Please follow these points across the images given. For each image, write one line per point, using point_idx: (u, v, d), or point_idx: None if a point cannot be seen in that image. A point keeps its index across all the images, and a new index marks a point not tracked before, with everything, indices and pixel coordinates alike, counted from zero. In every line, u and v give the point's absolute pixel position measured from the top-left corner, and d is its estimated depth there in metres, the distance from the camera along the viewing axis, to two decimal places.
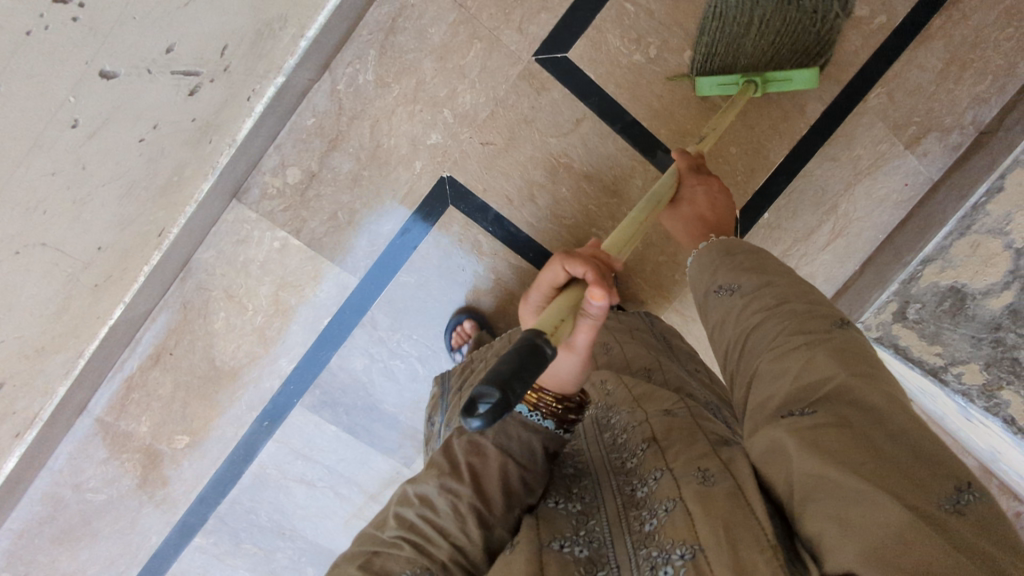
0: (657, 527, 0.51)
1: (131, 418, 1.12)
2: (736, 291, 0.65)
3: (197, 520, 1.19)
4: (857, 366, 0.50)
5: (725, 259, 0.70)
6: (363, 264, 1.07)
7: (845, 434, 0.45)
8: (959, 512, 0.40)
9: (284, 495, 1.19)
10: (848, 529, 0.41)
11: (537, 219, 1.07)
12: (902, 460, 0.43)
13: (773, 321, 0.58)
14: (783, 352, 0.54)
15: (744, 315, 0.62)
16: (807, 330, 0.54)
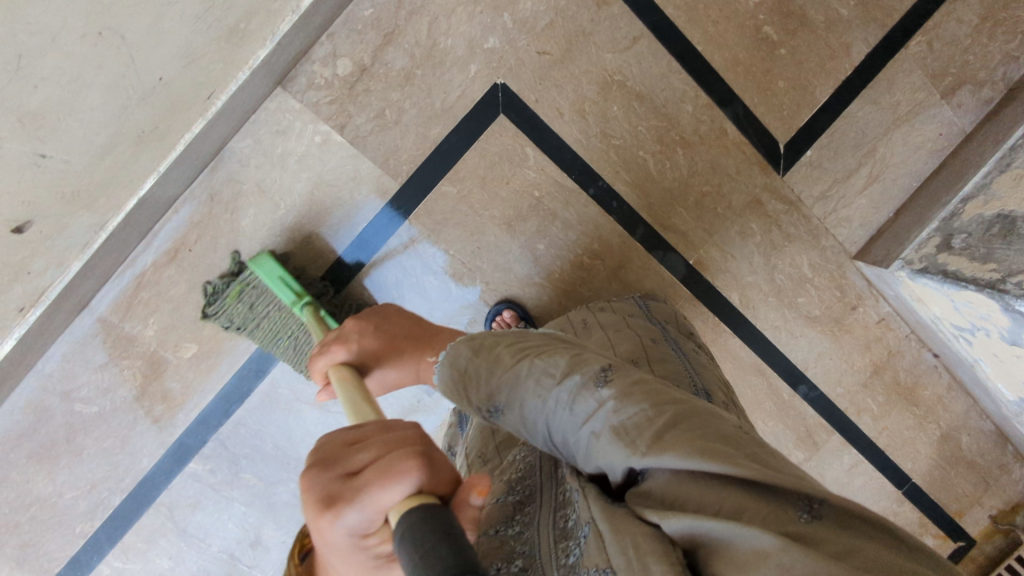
0: (573, 522, 0.52)
1: (137, 320, 1.02)
2: (506, 403, 0.57)
3: (195, 443, 1.10)
4: (664, 424, 0.46)
5: (469, 361, 0.62)
6: (406, 168, 1.03)
7: (698, 476, 0.43)
8: (816, 517, 0.39)
9: (294, 421, 1.12)
10: (736, 574, 0.38)
11: (585, 136, 1.06)
12: (739, 485, 0.42)
13: (542, 395, 0.54)
14: (608, 443, 0.48)
15: (531, 410, 0.55)
16: (587, 412, 0.50)
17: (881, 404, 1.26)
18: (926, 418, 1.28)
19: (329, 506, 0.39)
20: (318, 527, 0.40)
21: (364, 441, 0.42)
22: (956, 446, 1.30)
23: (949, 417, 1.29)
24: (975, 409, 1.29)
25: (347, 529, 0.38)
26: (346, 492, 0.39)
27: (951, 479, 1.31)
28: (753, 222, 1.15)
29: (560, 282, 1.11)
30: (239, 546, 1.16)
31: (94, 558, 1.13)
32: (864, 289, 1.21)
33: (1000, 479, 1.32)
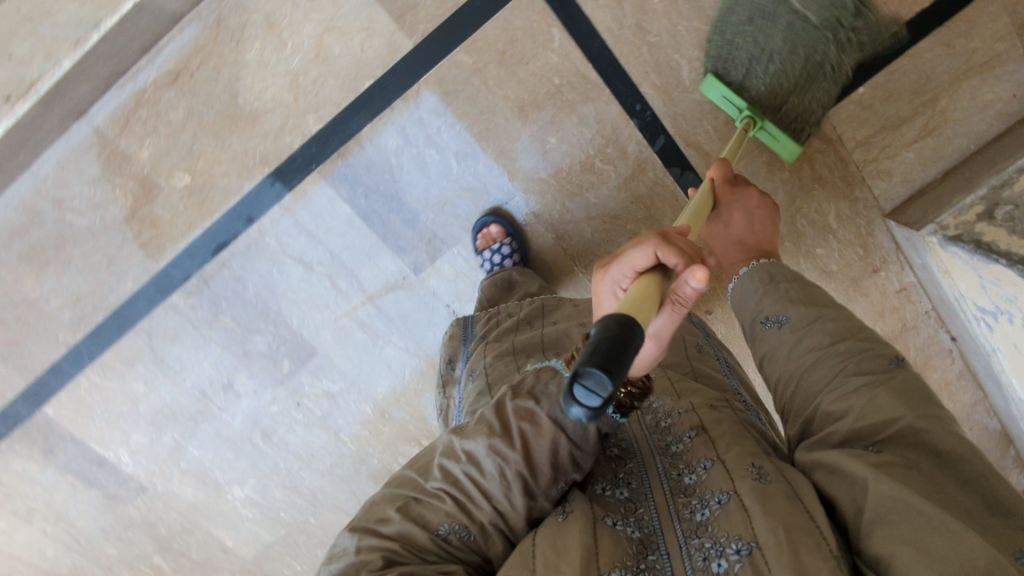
0: (710, 518, 0.59)
1: (132, 139, 1.04)
2: (787, 323, 0.72)
3: (178, 276, 1.11)
4: (925, 405, 0.59)
5: (769, 288, 0.76)
6: (421, 27, 1.00)
7: (912, 474, 0.54)
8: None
9: (278, 273, 1.11)
10: (927, 559, 0.50)
11: (619, 25, 1.01)
12: (966, 502, 0.53)
13: (834, 355, 0.66)
14: (843, 392, 0.63)
15: (799, 348, 0.69)
16: (867, 370, 0.63)
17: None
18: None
19: (607, 264, 0.54)
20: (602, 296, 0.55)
21: (633, 231, 0.55)
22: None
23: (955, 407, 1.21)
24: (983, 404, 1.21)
25: (623, 284, 0.53)
26: (620, 255, 0.54)
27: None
28: (786, 155, 1.10)
29: (564, 179, 1.07)
30: (211, 386, 1.18)
31: (75, 370, 1.16)
32: (891, 251, 1.13)
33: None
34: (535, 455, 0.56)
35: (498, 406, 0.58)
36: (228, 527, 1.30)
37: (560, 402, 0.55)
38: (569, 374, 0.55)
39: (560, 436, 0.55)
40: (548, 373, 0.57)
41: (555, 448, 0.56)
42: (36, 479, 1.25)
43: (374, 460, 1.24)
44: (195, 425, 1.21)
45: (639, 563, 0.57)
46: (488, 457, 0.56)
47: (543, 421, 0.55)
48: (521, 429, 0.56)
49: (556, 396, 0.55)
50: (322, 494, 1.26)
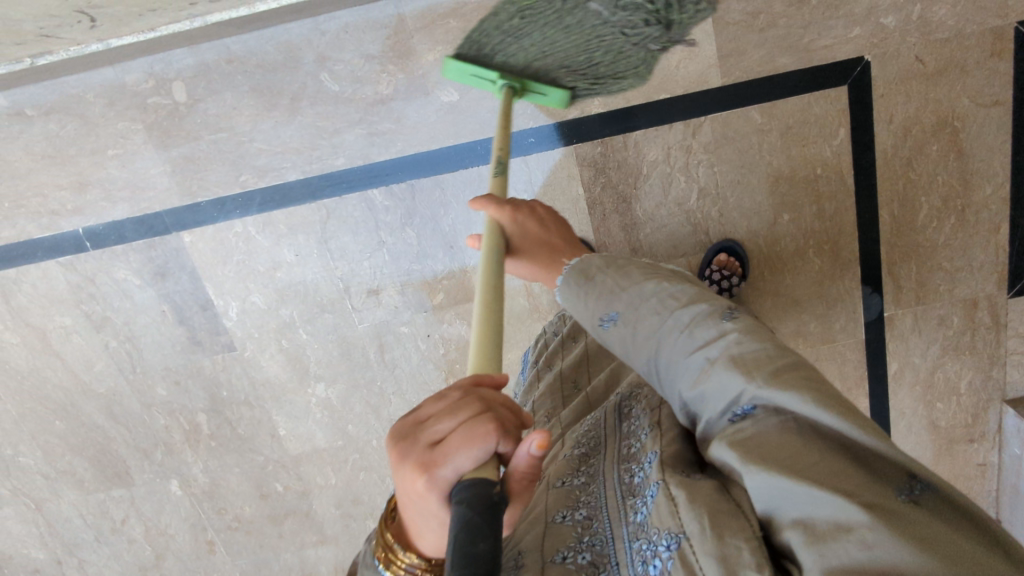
0: (646, 516, 0.54)
1: (428, 38, 1.00)
2: (618, 317, 0.63)
3: (388, 175, 1.08)
4: (773, 365, 0.50)
5: (586, 282, 0.65)
6: (739, 74, 1.03)
7: (805, 441, 0.46)
8: (914, 503, 0.42)
9: (485, 216, 1.10)
10: (822, 556, 0.41)
11: (893, 151, 1.07)
12: (844, 466, 0.44)
13: (672, 331, 0.58)
14: (694, 376, 0.55)
15: (641, 338, 0.61)
16: (706, 342, 0.55)
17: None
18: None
19: (424, 466, 0.46)
20: (418, 496, 0.46)
21: (435, 408, 0.49)
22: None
23: None
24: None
25: (452, 479, 0.45)
26: (438, 455, 0.45)
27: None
28: (957, 316, 1.17)
29: (774, 252, 1.13)
30: (357, 287, 1.15)
31: (237, 213, 1.11)
32: (992, 430, 1.25)
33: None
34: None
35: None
36: (288, 418, 1.26)
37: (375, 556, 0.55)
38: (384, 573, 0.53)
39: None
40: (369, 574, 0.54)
41: None
42: (130, 294, 1.17)
43: None
44: (318, 313, 1.18)
45: None
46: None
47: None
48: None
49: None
50: None
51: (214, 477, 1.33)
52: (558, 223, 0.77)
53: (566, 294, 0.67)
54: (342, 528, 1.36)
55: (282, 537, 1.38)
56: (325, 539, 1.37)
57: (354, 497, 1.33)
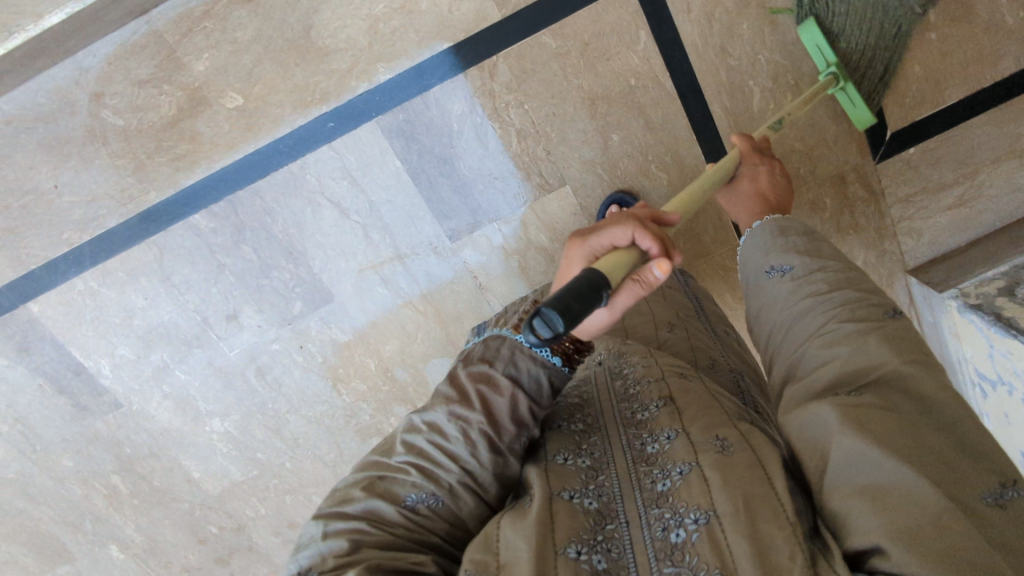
0: (671, 488, 0.57)
1: (192, 49, 0.99)
2: (789, 271, 0.74)
3: (202, 196, 1.06)
4: (913, 354, 0.58)
5: (778, 241, 0.79)
6: (515, 3, 0.99)
7: (887, 418, 0.53)
8: (999, 506, 0.49)
9: (311, 213, 1.08)
10: (881, 508, 0.48)
11: (703, 42, 1.02)
12: (939, 447, 0.51)
13: (823, 305, 0.67)
14: (831, 339, 0.63)
15: (793, 294, 0.71)
16: (858, 317, 0.63)
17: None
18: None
19: (583, 236, 0.60)
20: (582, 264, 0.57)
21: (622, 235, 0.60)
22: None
23: None
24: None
25: (593, 250, 0.58)
26: (594, 233, 0.59)
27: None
28: (828, 196, 1.11)
29: (616, 178, 1.08)
30: (215, 315, 1.14)
31: (73, 271, 1.10)
32: (904, 304, 1.19)
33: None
34: (500, 411, 0.58)
35: (452, 378, 0.60)
36: (196, 459, 1.25)
37: (509, 361, 0.59)
38: (518, 337, 0.60)
39: (515, 388, 0.58)
40: (492, 339, 0.62)
41: (516, 404, 0.58)
42: (2, 375, 1.17)
43: (365, 416, 1.23)
44: (188, 350, 1.16)
45: (595, 537, 0.55)
46: (451, 420, 0.57)
47: (502, 380, 0.59)
48: (480, 390, 0.58)
49: (514, 356, 0.60)
50: (304, 443, 1.25)
51: (148, 533, 1.32)
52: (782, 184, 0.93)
53: (755, 237, 0.82)
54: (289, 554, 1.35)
55: None
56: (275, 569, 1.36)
57: (287, 521, 1.32)
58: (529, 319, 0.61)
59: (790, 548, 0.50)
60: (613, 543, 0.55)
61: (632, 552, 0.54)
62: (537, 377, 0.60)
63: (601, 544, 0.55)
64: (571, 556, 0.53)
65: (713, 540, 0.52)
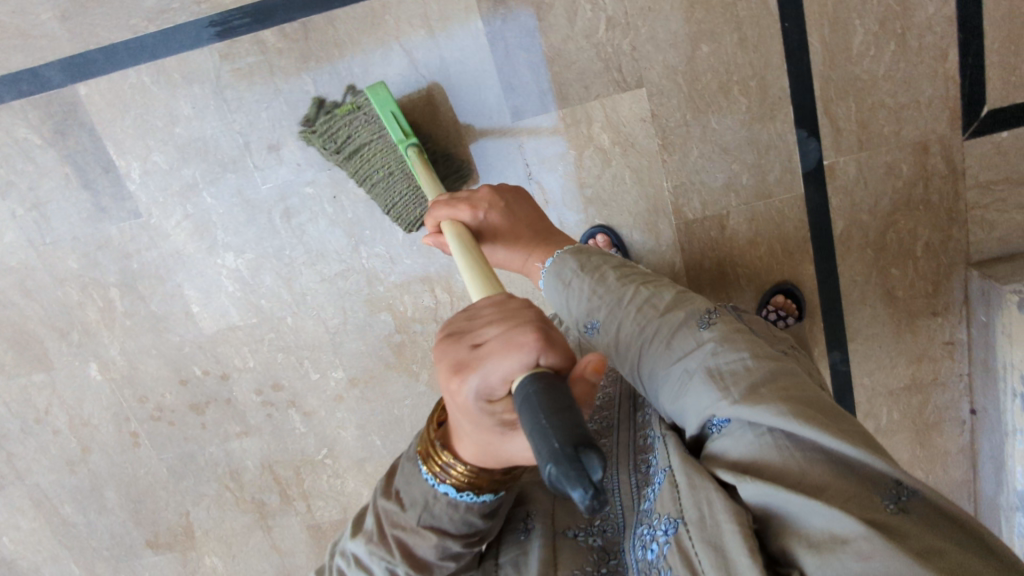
0: (651, 502, 0.63)
1: None
2: (597, 329, 0.73)
3: (277, 11, 1.03)
4: (785, 394, 0.57)
5: (587, 269, 0.76)
6: None
7: (817, 457, 0.52)
8: (902, 511, 0.49)
9: (380, 56, 1.04)
10: (818, 552, 0.48)
11: None
12: (838, 474, 0.52)
13: (630, 320, 0.70)
14: (720, 373, 0.61)
15: (656, 360, 0.67)
16: (687, 354, 0.65)
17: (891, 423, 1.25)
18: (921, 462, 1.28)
19: (461, 370, 0.46)
20: (459, 400, 0.47)
21: (487, 313, 0.50)
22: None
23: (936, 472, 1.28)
24: (968, 485, 1.28)
25: (487, 379, 0.44)
26: (476, 360, 0.45)
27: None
28: (905, 163, 1.07)
29: (694, 91, 1.04)
30: (257, 141, 1.10)
31: (130, 61, 1.07)
32: (957, 301, 1.15)
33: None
34: (420, 555, 0.63)
35: (374, 509, 0.66)
36: (201, 292, 1.20)
37: (425, 512, 0.62)
38: (428, 479, 0.61)
39: (440, 539, 0.63)
40: (410, 468, 0.64)
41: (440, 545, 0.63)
42: (32, 155, 1.14)
43: (381, 288, 1.19)
44: (221, 173, 1.12)
45: (598, 568, 0.67)
46: (373, 560, 0.64)
47: (422, 530, 0.63)
48: (397, 535, 0.63)
49: (428, 505, 0.62)
50: (312, 301, 1.20)
51: (133, 359, 1.27)
52: (517, 202, 0.88)
53: (550, 292, 0.79)
54: (266, 417, 1.31)
55: (206, 428, 1.32)
56: (249, 429, 1.32)
57: (273, 381, 1.27)
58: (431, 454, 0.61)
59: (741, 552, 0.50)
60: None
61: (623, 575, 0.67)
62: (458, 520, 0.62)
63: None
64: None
65: (683, 549, 0.54)
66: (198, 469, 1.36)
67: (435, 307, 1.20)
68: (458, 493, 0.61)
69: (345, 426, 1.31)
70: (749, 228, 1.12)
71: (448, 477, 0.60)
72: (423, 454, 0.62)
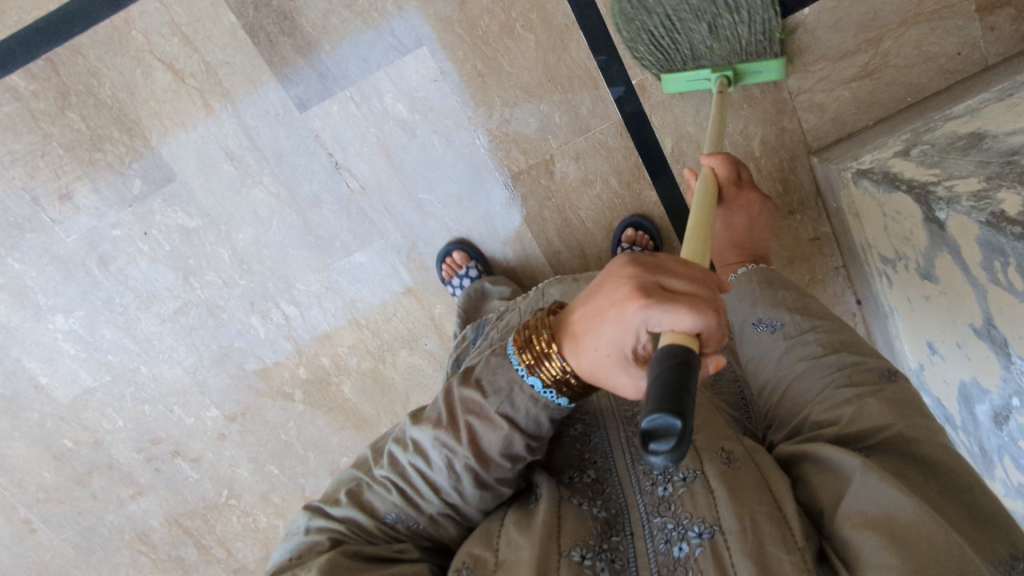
0: (673, 495, 0.59)
1: None
2: (781, 329, 0.77)
3: (23, 53, 0.97)
4: (909, 411, 0.61)
5: (767, 293, 0.83)
6: None
7: (898, 467, 0.55)
8: (1001, 574, 0.51)
9: (142, 76, 0.99)
10: (896, 546, 0.49)
11: None
12: (952, 514, 0.53)
13: (820, 367, 0.70)
14: (833, 404, 0.65)
15: (788, 353, 0.75)
16: (858, 382, 0.65)
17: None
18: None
19: (646, 297, 0.47)
20: (618, 315, 0.49)
21: (684, 270, 0.50)
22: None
23: None
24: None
25: (651, 324, 0.47)
26: (664, 297, 0.47)
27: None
28: None
29: (477, 39, 1.00)
30: (46, 193, 1.04)
31: None
32: (809, 195, 1.11)
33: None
34: (484, 445, 0.58)
35: (448, 395, 0.60)
36: (43, 361, 1.15)
37: (506, 400, 0.57)
38: (519, 369, 0.56)
39: (511, 431, 0.57)
40: (497, 359, 0.58)
41: (508, 441, 0.58)
42: None
43: (226, 316, 1.13)
44: (20, 235, 1.06)
45: (600, 540, 0.58)
46: (435, 448, 0.58)
47: (497, 418, 0.57)
48: (469, 422, 0.58)
49: (512, 394, 0.57)
50: (159, 344, 1.14)
51: None
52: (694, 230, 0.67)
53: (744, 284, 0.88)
54: (154, 472, 1.25)
55: (98, 498, 1.27)
56: (141, 489, 1.26)
57: (148, 435, 1.22)
58: (534, 341, 0.56)
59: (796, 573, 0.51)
60: (618, 554, 0.58)
61: (634, 564, 0.57)
62: (536, 418, 0.58)
63: (605, 553, 0.58)
64: (574, 560, 0.56)
65: (717, 555, 0.54)
66: (103, 542, 1.30)
67: (287, 323, 1.14)
68: (543, 388, 0.56)
69: (238, 463, 1.25)
70: (578, 168, 1.08)
71: (540, 370, 0.56)
72: (519, 343, 0.57)
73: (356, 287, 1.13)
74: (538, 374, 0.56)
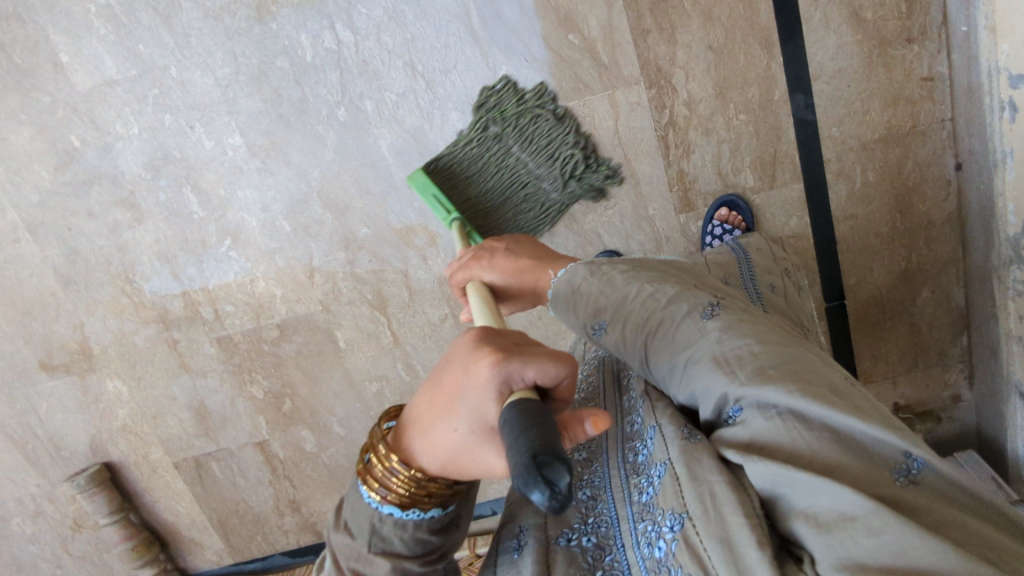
0: (653, 496, 0.55)
1: None
2: (606, 329, 0.63)
3: None
4: (759, 360, 0.52)
5: (590, 282, 0.65)
6: None
7: (789, 441, 0.47)
8: (914, 483, 0.44)
9: None
10: (824, 533, 0.43)
11: None
12: (835, 444, 0.46)
13: (678, 344, 0.58)
14: (698, 373, 0.55)
15: (642, 347, 0.61)
16: (707, 339, 0.56)
17: (867, 186, 1.09)
18: (903, 237, 1.11)
19: (496, 355, 0.45)
20: (475, 387, 0.45)
21: (528, 343, 0.48)
22: (912, 292, 1.14)
23: (926, 256, 1.12)
24: (955, 266, 1.11)
25: (509, 382, 0.44)
26: (515, 354, 0.45)
27: (882, 324, 1.16)
28: None
29: None
30: None
31: None
32: (935, 22, 1.00)
33: (931, 366, 1.18)
34: None
35: (326, 543, 0.56)
36: (69, 37, 1.05)
37: (378, 537, 0.53)
38: (371, 501, 0.53)
39: (394, 563, 0.53)
40: (352, 493, 0.55)
41: (403, 568, 0.53)
42: None
43: (274, 26, 1.04)
44: None
45: (593, 575, 0.56)
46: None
47: (373, 557, 0.53)
48: (352, 568, 0.53)
49: (376, 529, 0.53)
50: (196, 44, 1.05)
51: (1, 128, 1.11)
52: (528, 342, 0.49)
53: (555, 307, 0.68)
54: (158, 201, 1.15)
55: (93, 216, 1.16)
56: (141, 217, 1.16)
57: (161, 151, 1.12)
58: (375, 457, 0.53)
59: (756, 548, 0.44)
60: (610, 574, 0.56)
61: None
62: (415, 537, 0.54)
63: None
64: None
65: (690, 543, 0.48)
66: (88, 272, 1.20)
67: (338, 49, 1.05)
68: (403, 513, 0.53)
69: (248, 209, 1.15)
70: None
71: (388, 491, 0.52)
72: (360, 471, 0.54)
73: (421, 24, 1.03)
74: (393, 501, 0.52)
